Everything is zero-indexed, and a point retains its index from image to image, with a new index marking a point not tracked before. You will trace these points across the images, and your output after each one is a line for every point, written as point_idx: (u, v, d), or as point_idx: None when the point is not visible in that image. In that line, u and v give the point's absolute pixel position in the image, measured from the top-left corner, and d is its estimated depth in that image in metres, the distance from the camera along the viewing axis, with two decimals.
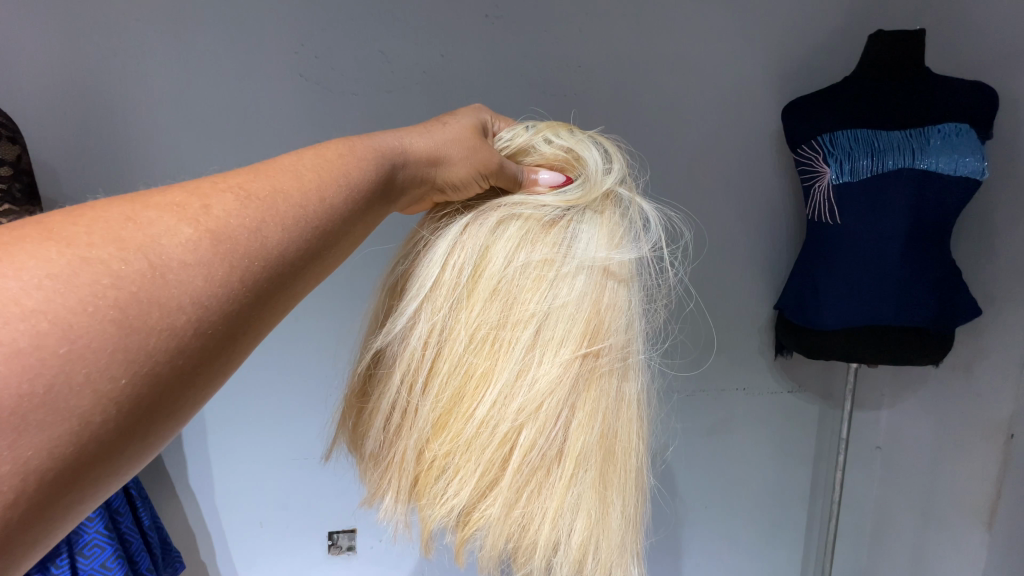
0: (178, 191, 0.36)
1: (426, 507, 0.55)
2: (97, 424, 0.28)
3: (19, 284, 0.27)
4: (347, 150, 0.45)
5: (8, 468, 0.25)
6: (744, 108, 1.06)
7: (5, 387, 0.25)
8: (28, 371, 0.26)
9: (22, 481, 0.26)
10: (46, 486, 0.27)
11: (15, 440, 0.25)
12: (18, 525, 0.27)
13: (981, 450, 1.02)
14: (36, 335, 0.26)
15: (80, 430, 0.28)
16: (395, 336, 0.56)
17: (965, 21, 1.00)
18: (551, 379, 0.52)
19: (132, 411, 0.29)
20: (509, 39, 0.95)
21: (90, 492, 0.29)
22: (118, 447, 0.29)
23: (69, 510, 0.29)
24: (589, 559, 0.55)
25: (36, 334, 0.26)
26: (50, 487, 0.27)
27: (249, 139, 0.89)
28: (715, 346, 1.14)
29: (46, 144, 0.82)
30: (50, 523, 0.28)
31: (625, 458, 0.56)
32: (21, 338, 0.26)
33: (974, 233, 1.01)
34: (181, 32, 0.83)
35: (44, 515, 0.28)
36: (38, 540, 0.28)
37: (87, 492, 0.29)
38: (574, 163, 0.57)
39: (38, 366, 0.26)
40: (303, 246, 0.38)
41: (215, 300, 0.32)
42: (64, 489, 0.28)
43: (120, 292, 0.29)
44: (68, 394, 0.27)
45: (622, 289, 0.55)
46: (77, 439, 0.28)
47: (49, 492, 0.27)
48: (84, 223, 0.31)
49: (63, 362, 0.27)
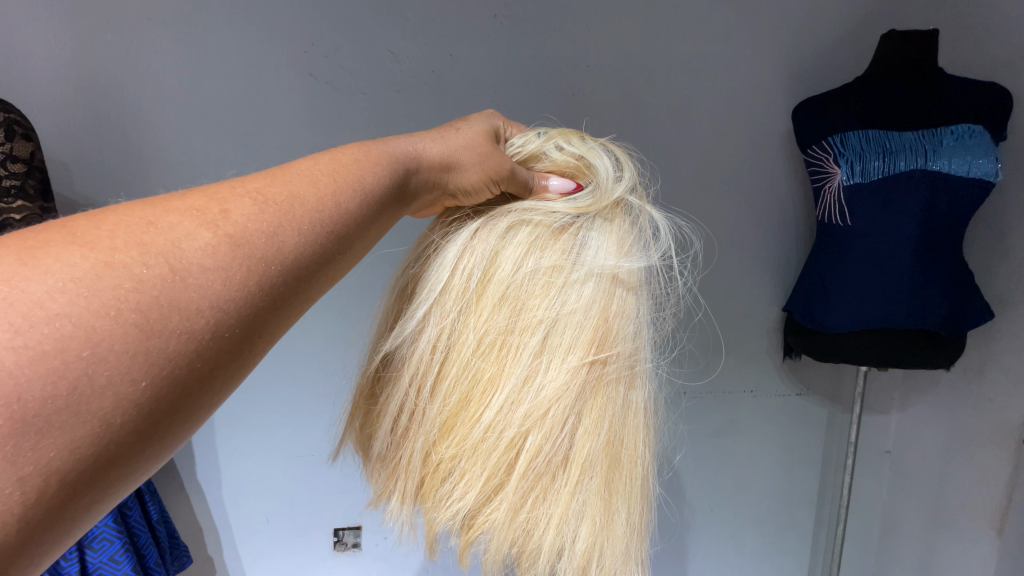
0: (197, 195, 0.36)
1: (431, 510, 0.56)
2: (118, 426, 0.28)
3: (45, 288, 0.27)
4: (361, 154, 0.45)
5: (30, 469, 0.26)
6: (755, 108, 1.06)
7: (30, 390, 0.26)
8: (53, 375, 0.26)
9: (44, 481, 0.26)
10: (66, 487, 0.28)
11: (38, 442, 0.26)
12: (39, 525, 0.27)
13: (993, 454, 1.01)
14: (60, 339, 0.27)
15: (101, 433, 0.28)
16: (405, 338, 0.56)
17: (981, 20, 0.98)
18: (558, 385, 0.52)
19: (151, 414, 0.30)
20: (518, 39, 0.94)
21: (108, 492, 0.30)
22: (136, 449, 0.30)
23: (87, 511, 0.29)
24: (593, 566, 0.55)
25: (60, 337, 0.27)
26: (70, 488, 0.28)
27: (259, 139, 0.90)
28: (722, 356, 1.14)
29: (59, 141, 0.83)
30: (68, 524, 0.28)
31: (630, 466, 0.57)
32: (46, 342, 0.26)
33: (987, 236, 1.00)
34: (193, 32, 0.84)
35: (64, 516, 0.28)
36: (55, 541, 0.28)
37: (105, 493, 0.30)
38: (584, 170, 0.57)
39: (62, 369, 0.27)
40: (317, 252, 0.38)
41: (232, 304, 0.33)
42: (84, 490, 0.28)
43: (142, 296, 0.30)
44: (91, 396, 0.27)
45: (631, 297, 0.55)
46: (98, 440, 0.28)
47: (69, 493, 0.28)
48: (106, 227, 0.32)
49: (86, 364, 0.27)
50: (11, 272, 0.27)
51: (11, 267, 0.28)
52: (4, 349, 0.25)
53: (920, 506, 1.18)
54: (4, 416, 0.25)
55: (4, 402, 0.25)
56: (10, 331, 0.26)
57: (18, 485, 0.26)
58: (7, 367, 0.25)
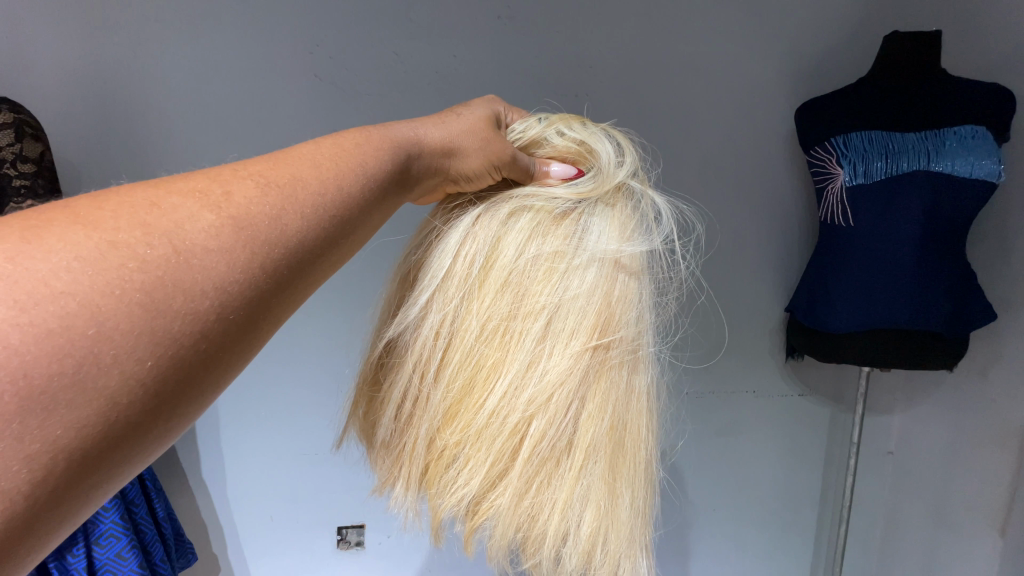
0: (200, 178, 0.37)
1: (436, 496, 0.56)
2: (123, 405, 0.29)
3: (49, 266, 0.28)
4: (362, 139, 0.46)
5: (37, 447, 0.27)
6: (756, 109, 1.06)
7: (35, 367, 0.26)
8: (58, 352, 0.27)
9: (51, 459, 0.27)
10: (74, 464, 0.28)
11: (45, 419, 0.27)
12: (49, 501, 0.28)
13: (996, 456, 1.00)
14: (65, 317, 0.27)
15: (107, 411, 0.29)
16: (407, 325, 0.57)
17: (984, 21, 0.99)
18: (562, 370, 0.53)
19: (156, 393, 0.30)
20: (520, 41, 0.96)
21: (117, 470, 0.30)
22: (143, 428, 0.30)
23: (95, 489, 0.30)
24: (597, 550, 0.56)
25: (65, 315, 0.28)
26: (78, 466, 0.28)
27: (265, 139, 0.91)
28: (723, 345, 1.13)
29: (69, 142, 0.84)
30: (77, 502, 0.29)
31: (634, 450, 0.57)
32: (50, 320, 0.27)
33: (989, 236, 1.00)
34: (200, 31, 0.85)
35: (74, 494, 0.29)
36: (65, 517, 0.29)
37: (112, 472, 0.30)
38: (586, 155, 0.58)
39: (67, 347, 0.27)
40: (321, 233, 0.39)
41: (237, 284, 0.33)
42: (92, 468, 0.29)
43: (146, 277, 0.30)
44: (96, 374, 0.28)
45: (633, 283, 0.55)
46: (105, 418, 0.29)
47: (77, 470, 0.28)
48: (109, 208, 0.32)
49: (92, 343, 0.28)
50: (15, 250, 0.28)
51: (15, 245, 0.28)
52: (10, 327, 0.26)
53: (924, 508, 1.18)
54: (10, 392, 0.26)
55: (10, 378, 0.26)
56: (15, 308, 0.26)
57: (26, 462, 0.26)
58: (14, 345, 0.26)
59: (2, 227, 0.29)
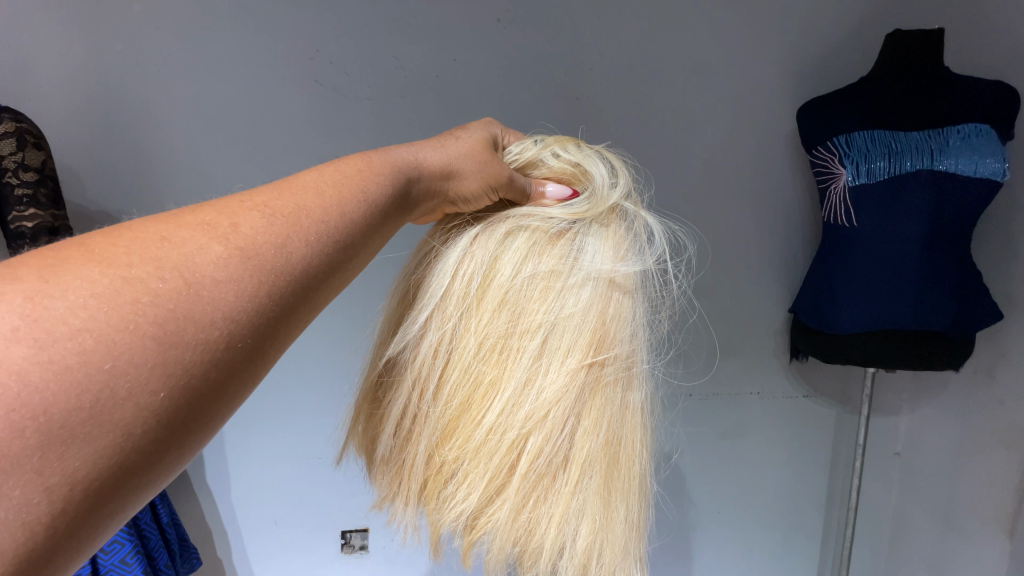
0: (208, 210, 0.37)
1: (434, 512, 0.57)
2: (139, 435, 0.29)
3: (66, 303, 0.28)
4: (364, 165, 0.46)
5: (57, 479, 0.26)
6: (758, 108, 1.06)
7: (55, 402, 0.26)
8: (76, 387, 0.27)
9: (71, 490, 0.27)
10: (89, 496, 0.28)
11: (64, 451, 0.27)
12: (65, 533, 0.28)
13: (1005, 456, 0.99)
14: (82, 353, 0.28)
15: (123, 441, 0.29)
16: (407, 344, 0.58)
17: (987, 17, 0.98)
18: (558, 388, 0.53)
19: (170, 422, 0.30)
20: (520, 43, 0.95)
21: (129, 501, 0.30)
22: (156, 457, 0.30)
23: (109, 520, 0.30)
24: (593, 564, 0.56)
25: (82, 351, 0.28)
26: (94, 497, 0.28)
27: (266, 146, 0.92)
28: (711, 357, 1.13)
29: (72, 152, 0.85)
30: (94, 531, 0.29)
31: (629, 465, 0.57)
32: (70, 356, 0.27)
33: (995, 236, 0.99)
34: (203, 41, 0.86)
35: (87, 525, 0.29)
36: (78, 551, 0.29)
37: (125, 502, 0.30)
38: (581, 177, 0.58)
39: (84, 382, 0.27)
40: (323, 262, 0.39)
41: (244, 315, 0.34)
42: (107, 498, 0.29)
43: (159, 310, 0.30)
44: (113, 406, 0.28)
45: (627, 300, 0.56)
46: (121, 448, 0.29)
47: (93, 501, 0.28)
48: (123, 244, 0.33)
49: (108, 376, 0.28)
50: (32, 289, 0.28)
51: (34, 285, 0.28)
52: (31, 365, 0.26)
53: (931, 507, 1.17)
54: (31, 428, 0.26)
55: (31, 414, 0.26)
56: (34, 346, 0.27)
57: (46, 494, 0.26)
58: (34, 382, 0.26)
59: (20, 266, 0.30)
